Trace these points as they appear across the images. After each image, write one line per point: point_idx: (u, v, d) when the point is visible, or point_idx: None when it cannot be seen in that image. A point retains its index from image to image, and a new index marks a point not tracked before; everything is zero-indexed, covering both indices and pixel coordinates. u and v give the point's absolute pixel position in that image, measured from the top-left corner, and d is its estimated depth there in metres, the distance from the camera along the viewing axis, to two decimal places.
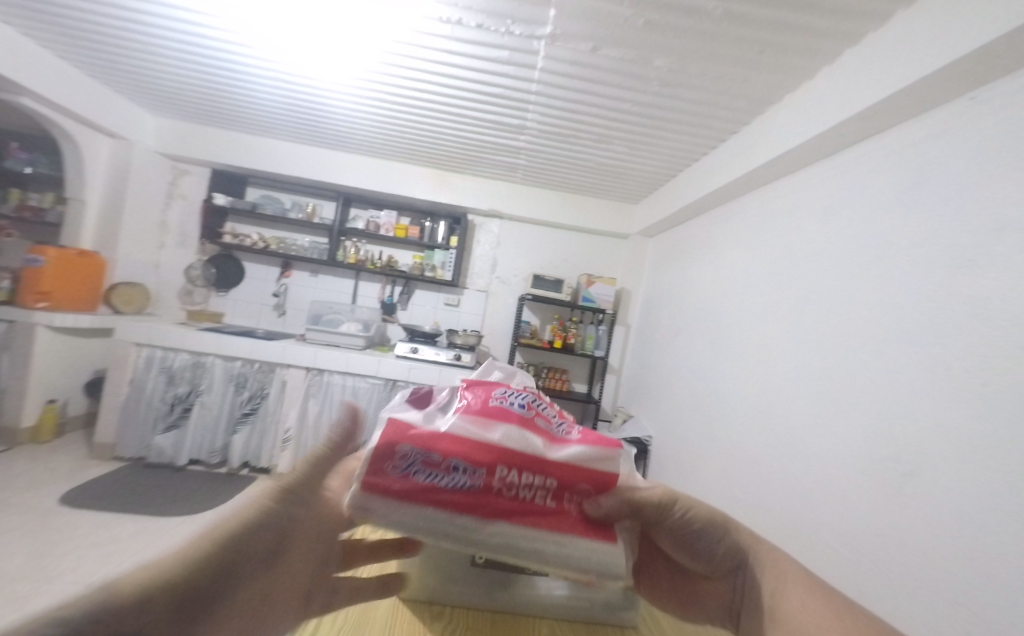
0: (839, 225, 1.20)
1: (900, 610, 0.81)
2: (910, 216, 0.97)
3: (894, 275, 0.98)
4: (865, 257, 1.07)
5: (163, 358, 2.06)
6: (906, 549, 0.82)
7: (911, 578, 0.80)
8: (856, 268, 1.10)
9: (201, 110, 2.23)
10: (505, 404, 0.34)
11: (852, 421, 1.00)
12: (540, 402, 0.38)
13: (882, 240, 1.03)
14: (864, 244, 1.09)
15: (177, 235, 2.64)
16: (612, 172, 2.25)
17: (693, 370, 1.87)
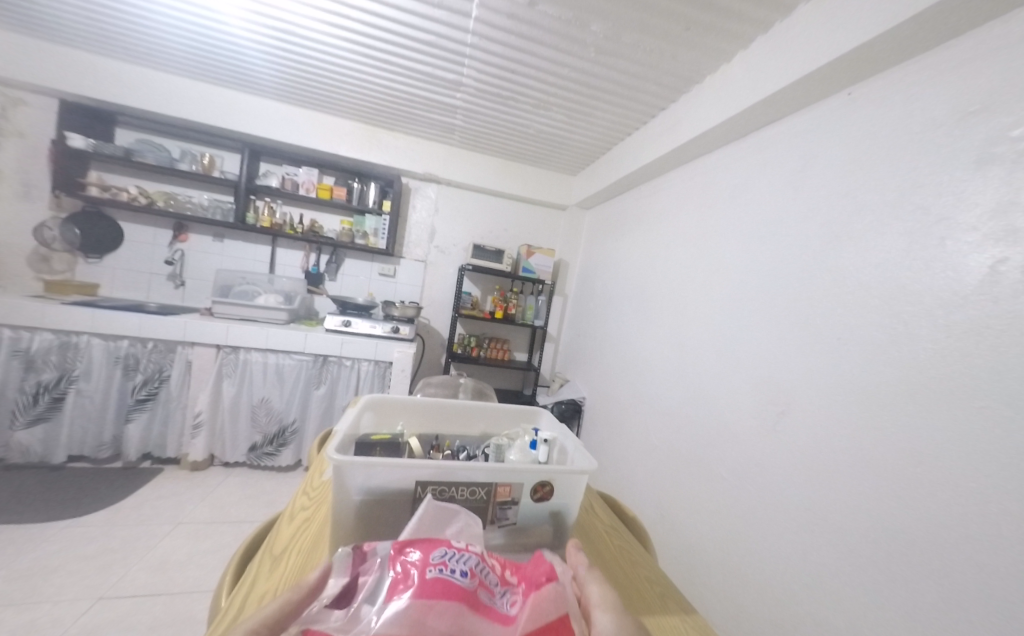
0: (744, 203, 1.35)
1: (774, 520, 1.01)
2: (798, 197, 1.12)
3: (783, 249, 1.14)
4: (762, 233, 1.23)
5: (15, 340, 1.66)
6: (780, 474, 1.02)
7: (783, 495, 1.00)
8: (755, 242, 1.26)
9: (33, 19, 1.71)
10: (445, 572, 0.33)
11: (747, 374, 1.18)
12: (486, 565, 0.36)
13: (776, 219, 1.19)
14: (762, 222, 1.24)
15: (16, 184, 2.08)
16: (550, 141, 2.24)
17: (621, 336, 2.03)
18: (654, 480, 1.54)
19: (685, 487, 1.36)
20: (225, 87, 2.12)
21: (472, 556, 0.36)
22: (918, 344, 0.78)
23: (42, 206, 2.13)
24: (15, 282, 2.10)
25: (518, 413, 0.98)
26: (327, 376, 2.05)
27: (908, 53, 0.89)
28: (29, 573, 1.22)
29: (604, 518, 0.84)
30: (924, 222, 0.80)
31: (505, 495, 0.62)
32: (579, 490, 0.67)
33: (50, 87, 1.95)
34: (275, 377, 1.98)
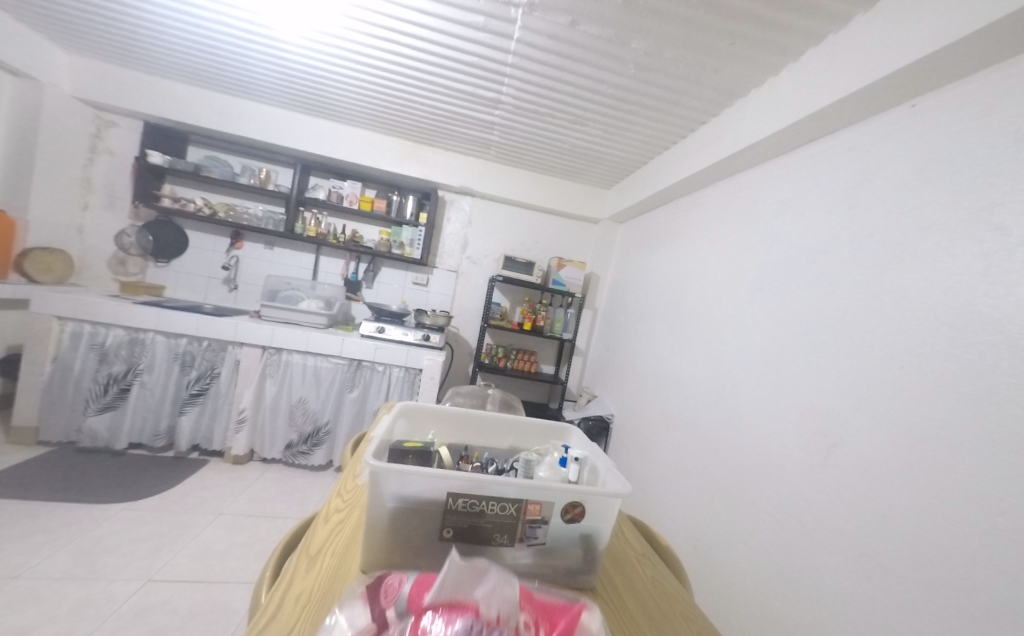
0: (790, 219, 1.29)
1: (825, 562, 0.93)
2: (852, 214, 1.06)
3: (835, 269, 1.07)
4: (812, 251, 1.16)
5: (93, 334, 1.85)
6: (830, 511, 0.94)
7: (834, 536, 0.92)
8: (803, 260, 1.19)
9: (129, 51, 1.95)
10: None
11: (794, 401, 1.11)
12: None
13: (828, 236, 1.12)
14: (812, 239, 1.17)
15: (104, 195, 2.35)
16: (584, 155, 2.25)
17: (654, 353, 1.97)
18: (688, 507, 1.47)
19: (722, 516, 1.28)
20: (283, 108, 2.30)
21: None
22: (996, 379, 0.70)
23: (123, 214, 2.38)
24: (97, 281, 2.35)
25: (548, 428, 0.97)
26: (360, 380, 2.13)
27: (980, 63, 0.83)
28: (89, 550, 1.32)
29: (637, 546, 0.80)
30: (1003, 245, 0.73)
31: (535, 512, 0.61)
32: (612, 513, 0.65)
33: (138, 110, 2.20)
34: (313, 379, 2.07)
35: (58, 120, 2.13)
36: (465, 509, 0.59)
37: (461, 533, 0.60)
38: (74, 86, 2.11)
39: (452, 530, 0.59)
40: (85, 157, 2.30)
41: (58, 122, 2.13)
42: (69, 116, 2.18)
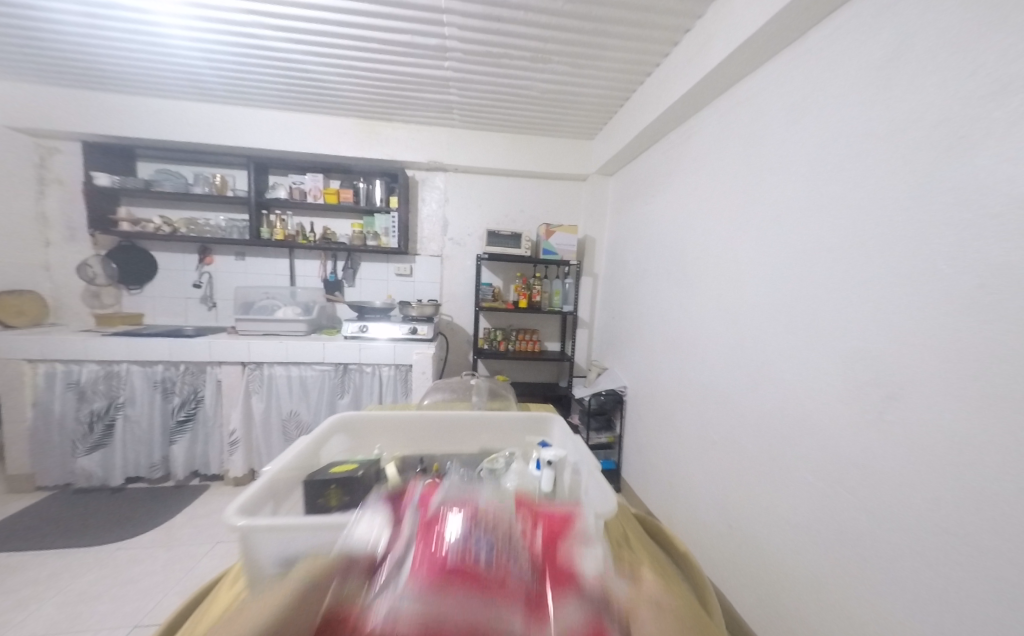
0: (801, 125, 1.03)
1: (893, 544, 0.74)
2: (886, 99, 0.81)
3: (868, 176, 0.83)
4: (835, 159, 0.91)
5: (66, 373, 1.77)
6: (893, 481, 0.75)
7: (901, 510, 0.73)
8: (823, 172, 0.95)
9: (41, 65, 1.78)
10: (468, 554, 0.33)
11: (831, 349, 0.90)
12: (512, 544, 0.35)
13: (854, 135, 0.87)
14: (834, 144, 0.92)
15: (62, 228, 2.23)
16: (558, 101, 1.97)
17: (661, 313, 1.74)
18: (716, 483, 1.28)
19: (757, 493, 1.09)
20: (223, 104, 2.10)
21: (497, 541, 0.35)
22: None
23: (86, 245, 2.27)
24: (75, 318, 2.27)
25: (525, 422, 0.79)
26: (350, 385, 2.00)
27: None
28: (80, 600, 1.26)
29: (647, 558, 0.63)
30: None
31: None
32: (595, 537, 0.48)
33: (71, 130, 2.04)
34: (300, 390, 1.96)
35: None
36: None
37: None
38: (1, 115, 1.96)
39: None
40: (35, 192, 2.18)
41: None
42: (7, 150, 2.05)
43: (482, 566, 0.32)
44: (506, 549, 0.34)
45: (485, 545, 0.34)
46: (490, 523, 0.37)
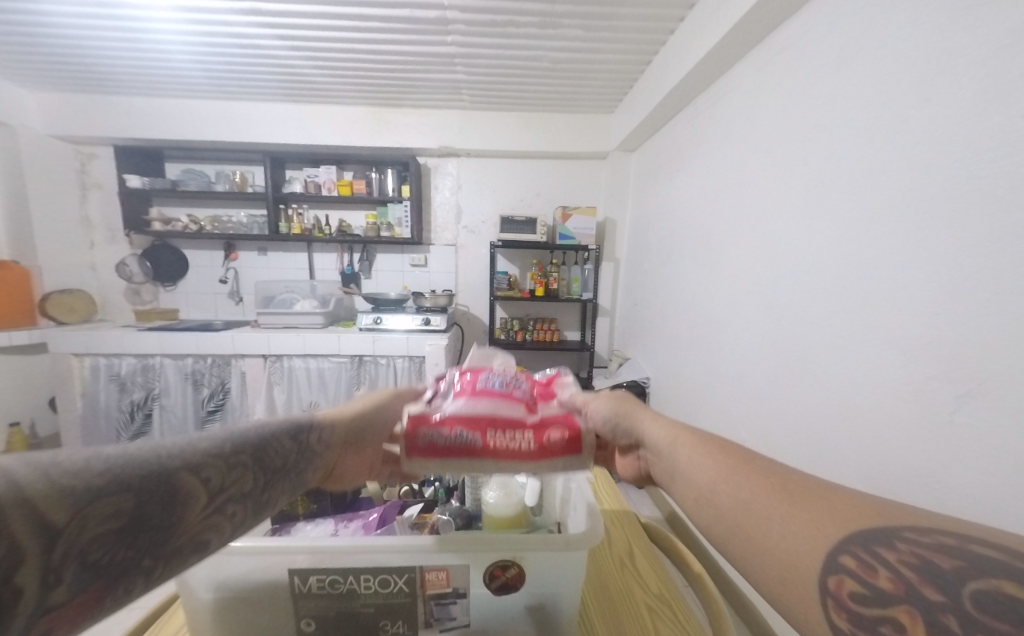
0: (852, 70, 0.85)
1: None
2: (968, 22, 0.63)
3: (941, 123, 0.67)
4: (897, 107, 0.74)
5: (109, 365, 1.90)
6: (962, 500, 0.61)
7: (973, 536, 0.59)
8: (881, 124, 0.78)
9: (70, 72, 1.86)
10: (488, 385, 0.50)
11: (885, 338, 0.75)
12: (515, 382, 0.53)
13: (923, 74, 0.70)
14: (894, 88, 0.75)
15: (104, 230, 2.39)
16: (571, 72, 1.83)
17: (687, 299, 1.60)
18: None
19: None
20: (238, 101, 2.13)
21: (507, 380, 0.52)
22: None
23: (125, 245, 2.42)
24: (120, 314, 2.45)
25: None
26: (365, 377, 2.02)
27: None
28: None
29: (652, 585, 0.54)
30: None
31: (439, 584, 0.38)
32: (579, 574, 0.41)
33: (104, 136, 2.15)
34: (318, 381, 1.99)
35: (40, 164, 2.14)
36: (323, 591, 0.38)
37: (326, 626, 0.38)
38: (44, 125, 2.10)
39: (312, 620, 0.38)
40: (78, 196, 2.33)
41: (41, 165, 2.15)
42: (52, 158, 2.20)
43: (503, 392, 0.49)
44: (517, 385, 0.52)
45: (498, 381, 0.51)
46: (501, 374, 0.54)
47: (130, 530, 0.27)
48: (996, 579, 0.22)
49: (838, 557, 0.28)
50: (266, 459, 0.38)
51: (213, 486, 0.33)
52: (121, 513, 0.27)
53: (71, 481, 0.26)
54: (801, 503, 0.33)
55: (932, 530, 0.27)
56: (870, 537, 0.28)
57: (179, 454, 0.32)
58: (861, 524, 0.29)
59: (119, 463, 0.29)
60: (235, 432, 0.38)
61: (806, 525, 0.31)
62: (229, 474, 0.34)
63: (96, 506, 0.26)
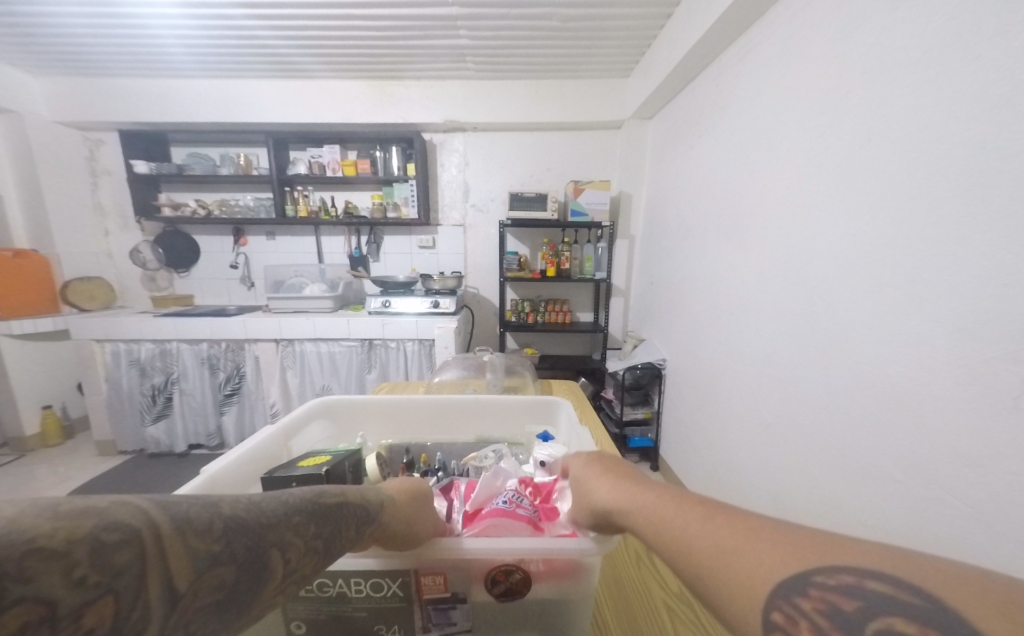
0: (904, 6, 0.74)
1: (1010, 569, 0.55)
2: None
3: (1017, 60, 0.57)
4: (959, 47, 0.64)
5: (128, 351, 1.94)
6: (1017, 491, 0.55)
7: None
8: (937, 69, 0.67)
9: (67, 54, 1.82)
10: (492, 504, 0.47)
11: (930, 314, 0.67)
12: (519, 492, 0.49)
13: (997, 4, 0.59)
14: (957, 24, 0.65)
15: (117, 217, 2.40)
16: (583, 32, 1.68)
17: (706, 276, 1.51)
18: (767, 471, 1.10)
19: (818, 490, 0.90)
20: (237, 79, 2.06)
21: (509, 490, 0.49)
22: None
23: (137, 232, 2.43)
24: (139, 301, 2.49)
25: (528, 406, 0.74)
26: (376, 360, 2.01)
27: None
28: None
29: (671, 583, 0.50)
30: None
31: (436, 588, 0.36)
32: (591, 577, 0.37)
33: (107, 120, 2.12)
34: (330, 365, 2.00)
35: (50, 151, 2.14)
36: (312, 593, 0.36)
37: (317, 628, 0.36)
38: (51, 112, 2.09)
39: (303, 622, 0.36)
40: (90, 184, 2.34)
41: (51, 153, 2.15)
42: (61, 145, 2.19)
43: (509, 507, 0.46)
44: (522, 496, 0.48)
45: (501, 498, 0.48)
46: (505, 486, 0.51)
47: (222, 606, 0.21)
48: (893, 617, 0.20)
49: (764, 610, 0.24)
50: (339, 536, 0.29)
51: (293, 568, 0.25)
52: (223, 585, 0.21)
53: (195, 539, 0.20)
54: (723, 536, 0.29)
55: (832, 563, 0.24)
56: (783, 578, 0.25)
57: (275, 512, 0.26)
58: (780, 560, 0.26)
59: (227, 519, 0.23)
60: (318, 496, 0.29)
61: (730, 568, 0.27)
62: (312, 547, 0.27)
63: (210, 574, 0.21)
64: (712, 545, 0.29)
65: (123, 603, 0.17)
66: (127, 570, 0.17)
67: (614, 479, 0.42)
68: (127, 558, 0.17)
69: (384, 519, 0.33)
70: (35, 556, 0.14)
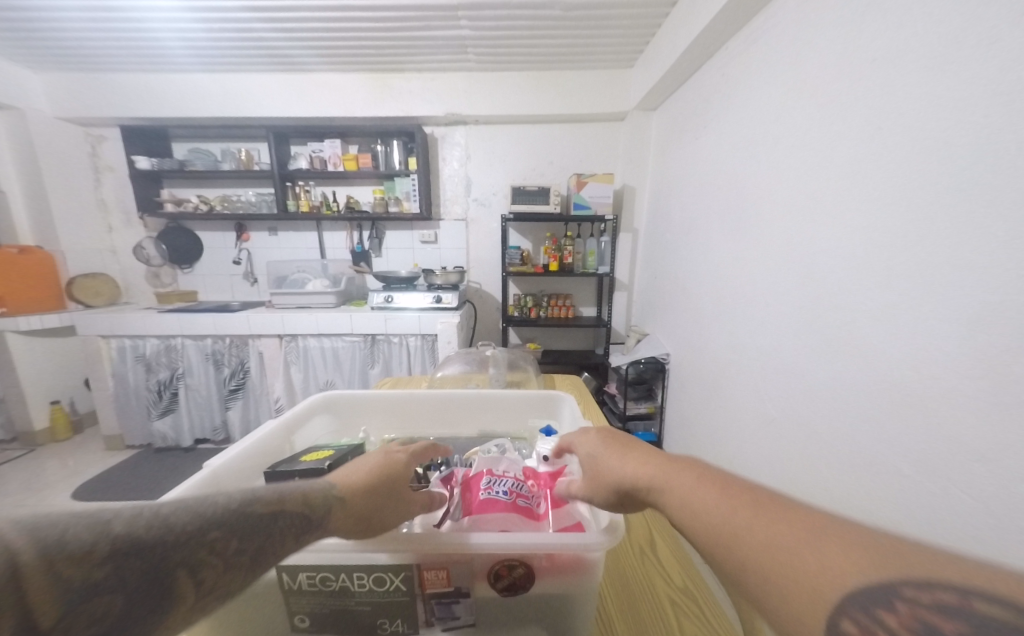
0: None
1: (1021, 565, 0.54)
2: None
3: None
4: (972, 29, 0.62)
5: (134, 347, 1.96)
6: None
7: None
8: (949, 53, 0.65)
9: (65, 50, 1.81)
10: (493, 494, 0.47)
11: (941, 307, 0.66)
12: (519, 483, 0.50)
13: None
14: (969, 6, 0.62)
15: (120, 214, 2.41)
16: (585, 21, 1.65)
17: (711, 269, 1.49)
18: (772, 466, 1.10)
19: (824, 485, 0.90)
20: (237, 73, 2.05)
21: (510, 480, 0.49)
22: None
23: (140, 229, 2.43)
24: (143, 297, 2.51)
25: (529, 401, 0.74)
26: (379, 355, 2.02)
27: None
28: None
29: (674, 576, 0.50)
30: None
31: (439, 583, 0.35)
32: (594, 574, 0.37)
33: (107, 116, 2.11)
34: (333, 360, 2.00)
35: (52, 148, 2.14)
36: (315, 587, 0.36)
37: (321, 622, 0.36)
38: (52, 108, 2.09)
39: (306, 617, 0.36)
40: (92, 180, 2.34)
41: (53, 150, 2.15)
42: (63, 141, 2.19)
43: (511, 499, 0.46)
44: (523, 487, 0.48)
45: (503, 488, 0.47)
46: (505, 475, 0.51)
47: (118, 627, 0.21)
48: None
49: (834, 612, 0.23)
50: (276, 544, 0.28)
51: (211, 584, 0.24)
52: (111, 615, 0.21)
53: (70, 567, 0.20)
54: (780, 530, 0.27)
55: (925, 578, 0.22)
56: (864, 586, 0.23)
57: (191, 525, 0.25)
58: (859, 567, 0.24)
59: (117, 544, 0.22)
60: (253, 498, 0.28)
61: (798, 564, 0.25)
62: (242, 558, 0.26)
63: (92, 602, 0.20)
64: (765, 537, 0.27)
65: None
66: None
67: (631, 455, 0.41)
68: None
69: (333, 518, 0.33)
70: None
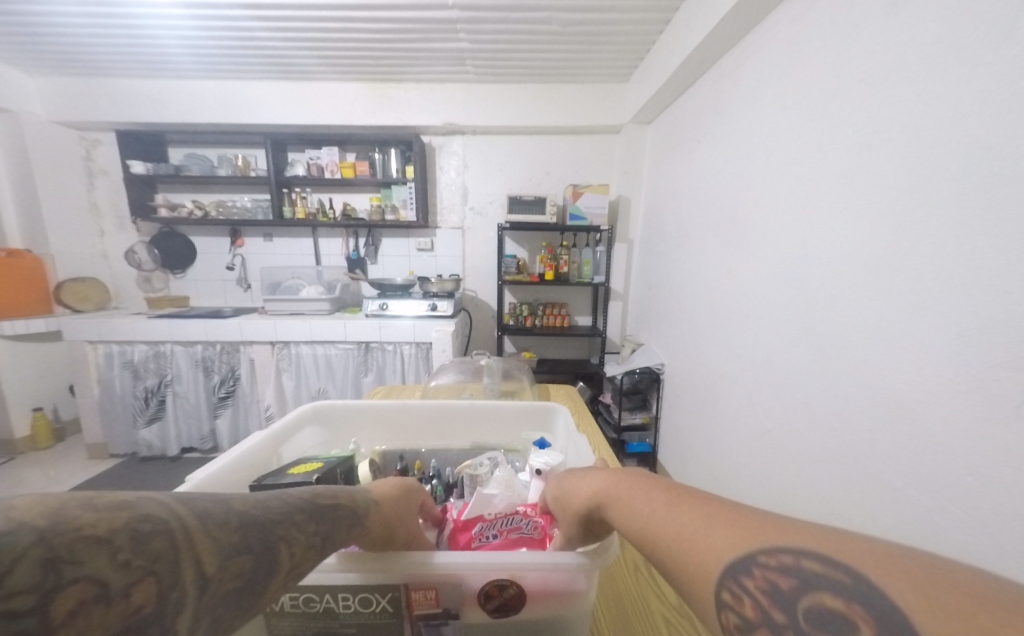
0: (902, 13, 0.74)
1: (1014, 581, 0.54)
2: None
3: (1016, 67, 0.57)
4: (958, 54, 0.64)
5: (122, 352, 1.92)
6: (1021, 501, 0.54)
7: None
8: (936, 76, 0.67)
9: (64, 53, 1.81)
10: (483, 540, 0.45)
11: (931, 320, 0.67)
12: (513, 518, 0.47)
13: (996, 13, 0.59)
14: (954, 33, 0.65)
15: (113, 218, 2.39)
16: (582, 36, 1.69)
17: (705, 280, 1.50)
18: (767, 478, 1.09)
19: (817, 497, 0.89)
20: (235, 80, 2.06)
21: (502, 518, 0.47)
22: None
23: (133, 233, 2.41)
24: (133, 302, 2.47)
25: (525, 414, 0.73)
26: (373, 363, 2.00)
27: None
28: None
29: (668, 595, 0.49)
30: None
31: (427, 604, 0.34)
32: (588, 593, 0.36)
33: (104, 120, 2.10)
34: (326, 368, 1.98)
35: (46, 151, 2.13)
36: (298, 609, 0.34)
37: None
38: (47, 111, 2.08)
39: None
40: (86, 184, 2.32)
41: (47, 153, 2.13)
42: (57, 144, 2.18)
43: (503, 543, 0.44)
44: (516, 525, 0.46)
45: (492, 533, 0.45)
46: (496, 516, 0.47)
47: (241, 596, 0.23)
48: (820, 591, 0.21)
49: (717, 589, 0.25)
50: (335, 535, 0.31)
51: (296, 564, 0.26)
52: (242, 578, 0.23)
53: (216, 531, 0.23)
54: (685, 522, 0.29)
55: (776, 544, 0.25)
56: (733, 559, 0.25)
57: (280, 512, 0.27)
58: (731, 538, 0.26)
59: (238, 517, 0.25)
60: (314, 497, 0.31)
61: (688, 548, 0.27)
62: (314, 546, 0.28)
63: (229, 563, 0.22)
64: (676, 534, 0.29)
65: (165, 581, 0.19)
66: (164, 556, 0.20)
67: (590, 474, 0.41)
68: (160, 542, 0.20)
69: (375, 518, 0.35)
70: (80, 541, 0.17)
